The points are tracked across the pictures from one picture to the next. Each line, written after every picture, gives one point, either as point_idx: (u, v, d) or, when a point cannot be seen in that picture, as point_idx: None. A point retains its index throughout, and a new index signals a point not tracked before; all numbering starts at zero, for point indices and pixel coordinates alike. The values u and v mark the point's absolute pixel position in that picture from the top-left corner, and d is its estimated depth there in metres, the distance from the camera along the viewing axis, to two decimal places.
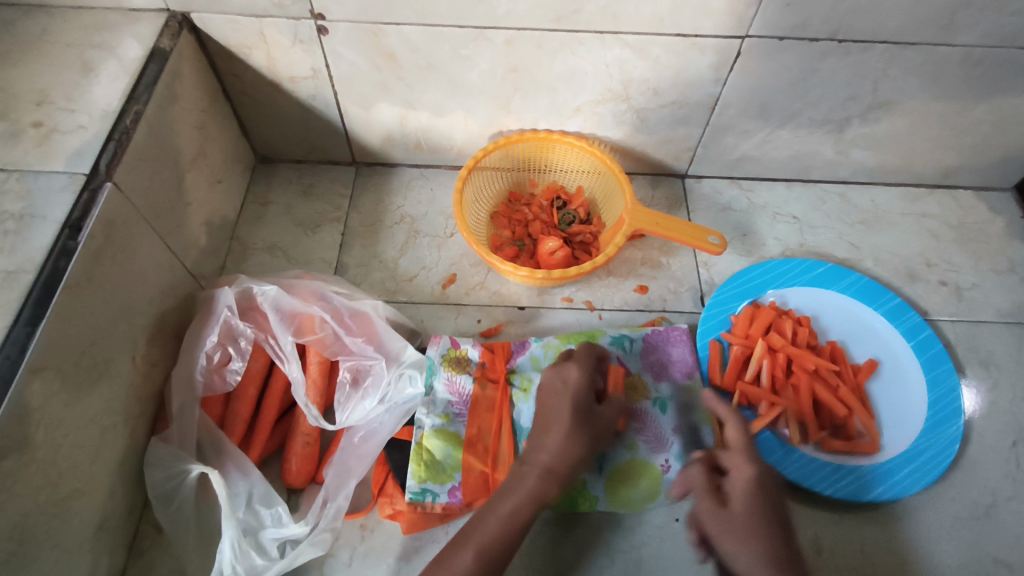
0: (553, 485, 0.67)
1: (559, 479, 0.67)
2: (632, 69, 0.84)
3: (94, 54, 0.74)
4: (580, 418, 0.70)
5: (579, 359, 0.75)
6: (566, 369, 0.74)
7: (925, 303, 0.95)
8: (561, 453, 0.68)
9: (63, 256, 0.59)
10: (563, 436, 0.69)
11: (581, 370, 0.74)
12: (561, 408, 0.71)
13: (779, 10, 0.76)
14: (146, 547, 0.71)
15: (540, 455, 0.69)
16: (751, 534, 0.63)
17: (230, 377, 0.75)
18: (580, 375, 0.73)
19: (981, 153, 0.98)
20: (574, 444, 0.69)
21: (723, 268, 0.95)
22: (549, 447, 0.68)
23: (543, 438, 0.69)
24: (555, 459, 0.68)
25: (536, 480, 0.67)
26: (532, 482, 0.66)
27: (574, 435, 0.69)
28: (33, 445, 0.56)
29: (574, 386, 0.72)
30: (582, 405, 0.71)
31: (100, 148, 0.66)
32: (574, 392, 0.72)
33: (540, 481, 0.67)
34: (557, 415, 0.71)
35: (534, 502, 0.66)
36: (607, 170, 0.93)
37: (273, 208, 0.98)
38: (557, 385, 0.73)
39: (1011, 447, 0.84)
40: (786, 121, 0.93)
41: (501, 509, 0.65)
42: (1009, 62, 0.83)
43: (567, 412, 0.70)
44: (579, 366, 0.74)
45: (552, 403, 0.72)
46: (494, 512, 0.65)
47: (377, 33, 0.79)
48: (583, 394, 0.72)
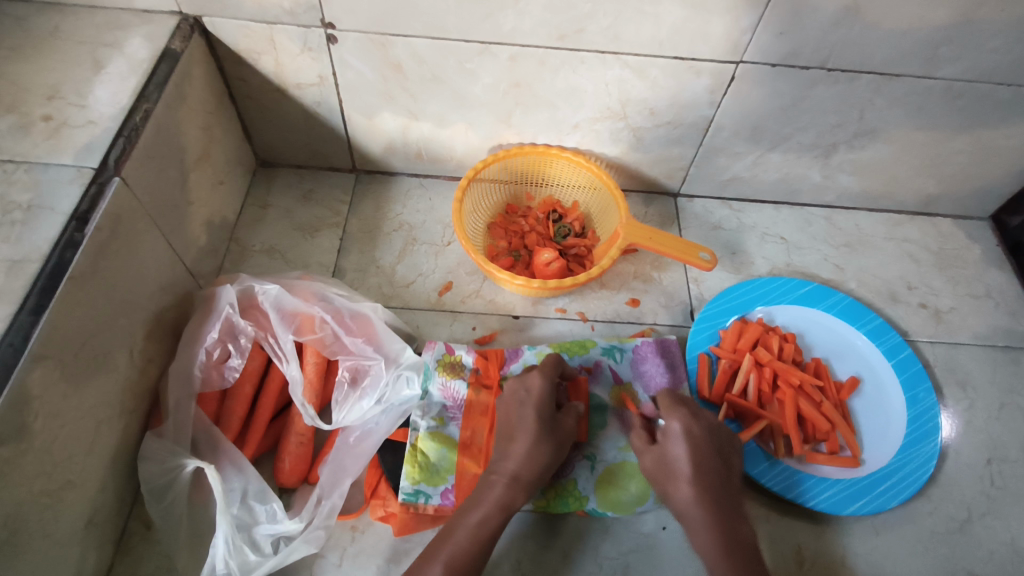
0: (521, 494, 0.70)
1: (526, 485, 0.70)
2: (630, 89, 0.87)
3: (105, 52, 0.75)
4: (546, 428, 0.73)
5: (543, 368, 0.78)
6: (530, 378, 0.77)
7: (905, 324, 0.98)
8: (530, 470, 0.71)
9: (69, 247, 0.60)
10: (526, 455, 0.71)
11: (544, 379, 0.76)
12: (525, 416, 0.74)
13: (772, 38, 0.80)
14: (134, 543, 0.71)
15: (506, 463, 0.71)
16: (684, 478, 0.72)
17: (229, 374, 0.76)
18: (543, 385, 0.76)
19: (960, 182, 1.03)
20: (543, 460, 0.71)
21: (713, 284, 0.98)
22: (515, 455, 0.71)
23: (508, 446, 0.72)
24: (524, 472, 0.71)
25: (508, 494, 0.69)
26: (500, 491, 0.69)
27: (543, 451, 0.72)
28: (31, 433, 0.56)
29: (536, 395, 0.75)
30: (545, 416, 0.74)
31: (109, 143, 0.67)
32: (537, 402, 0.75)
33: (508, 490, 0.69)
34: (519, 424, 0.73)
35: (502, 508, 0.68)
36: (603, 186, 0.96)
37: (272, 211, 0.99)
38: (520, 394, 0.76)
39: (986, 465, 0.87)
40: (775, 145, 0.96)
41: (471, 520, 0.68)
42: (988, 97, 0.87)
43: (531, 421, 0.73)
44: (541, 375, 0.77)
45: (516, 413, 0.75)
46: (463, 522, 0.68)
47: (385, 44, 0.82)
48: (546, 403, 0.75)
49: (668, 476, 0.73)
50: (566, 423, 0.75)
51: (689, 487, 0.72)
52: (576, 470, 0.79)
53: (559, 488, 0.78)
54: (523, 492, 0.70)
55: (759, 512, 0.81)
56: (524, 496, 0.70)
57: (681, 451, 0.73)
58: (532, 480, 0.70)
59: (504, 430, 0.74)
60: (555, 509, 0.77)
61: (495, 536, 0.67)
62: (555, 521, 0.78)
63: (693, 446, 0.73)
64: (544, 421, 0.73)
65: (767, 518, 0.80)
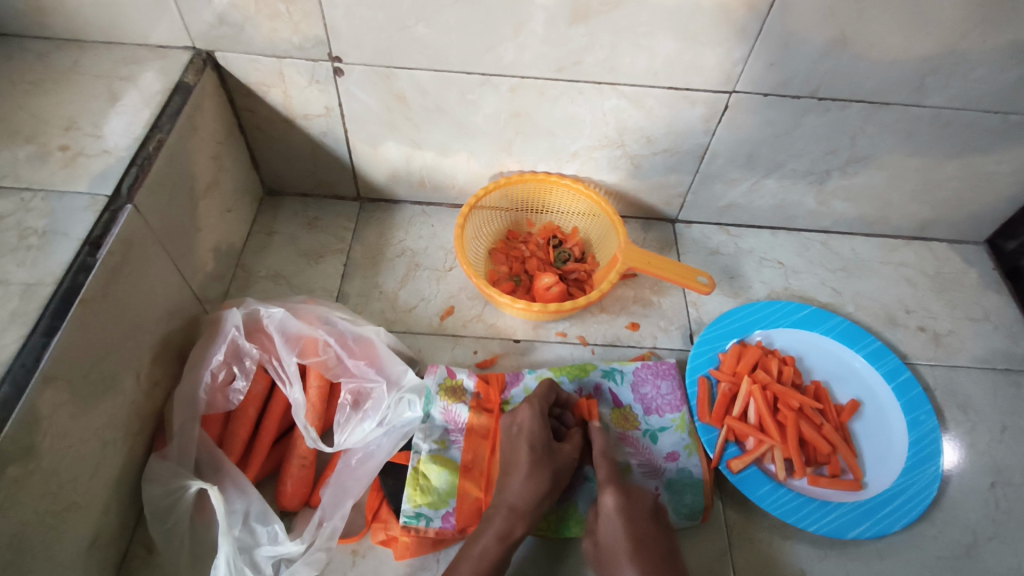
0: (517, 520, 0.70)
1: (525, 517, 0.70)
2: (627, 118, 0.90)
3: (121, 85, 0.78)
4: (539, 456, 0.74)
5: (533, 399, 0.79)
6: (521, 412, 0.78)
7: (905, 347, 0.98)
8: (527, 493, 0.71)
9: (82, 271, 0.62)
10: (523, 476, 0.72)
11: (534, 412, 0.77)
12: (521, 450, 0.75)
13: (763, 70, 0.83)
14: (136, 567, 0.71)
15: (505, 495, 0.72)
16: (625, 557, 0.70)
17: (233, 397, 0.77)
18: (533, 418, 0.77)
19: (954, 208, 1.04)
20: (534, 482, 0.72)
21: (712, 308, 0.99)
22: (512, 487, 0.72)
23: (505, 479, 0.73)
24: (517, 496, 0.71)
25: (502, 518, 0.70)
26: (499, 521, 0.70)
27: (534, 474, 0.73)
28: (38, 453, 0.57)
29: (530, 427, 0.76)
30: (541, 446, 0.75)
31: (123, 172, 0.70)
32: (529, 434, 0.76)
33: (506, 519, 0.70)
34: (514, 458, 0.75)
35: (500, 537, 0.69)
36: (602, 213, 0.98)
37: (278, 238, 1.02)
38: (513, 430, 0.77)
39: (989, 488, 0.86)
40: (770, 171, 0.99)
41: (473, 552, 0.68)
42: (976, 124, 0.90)
43: (523, 454, 0.74)
44: (531, 408, 0.78)
45: (511, 444, 0.76)
46: (466, 554, 0.68)
47: (389, 76, 0.85)
48: (538, 434, 0.75)
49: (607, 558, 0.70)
50: (563, 451, 0.76)
51: (632, 567, 0.69)
52: (578, 494, 0.80)
53: (559, 512, 0.78)
54: (522, 522, 0.70)
55: (762, 535, 0.80)
56: (521, 520, 0.70)
57: (613, 529, 0.72)
58: (528, 507, 0.71)
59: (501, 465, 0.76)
60: (555, 533, 0.77)
61: (491, 563, 0.67)
62: (554, 546, 0.78)
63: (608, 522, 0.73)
64: (539, 451, 0.74)
65: (769, 542, 0.80)
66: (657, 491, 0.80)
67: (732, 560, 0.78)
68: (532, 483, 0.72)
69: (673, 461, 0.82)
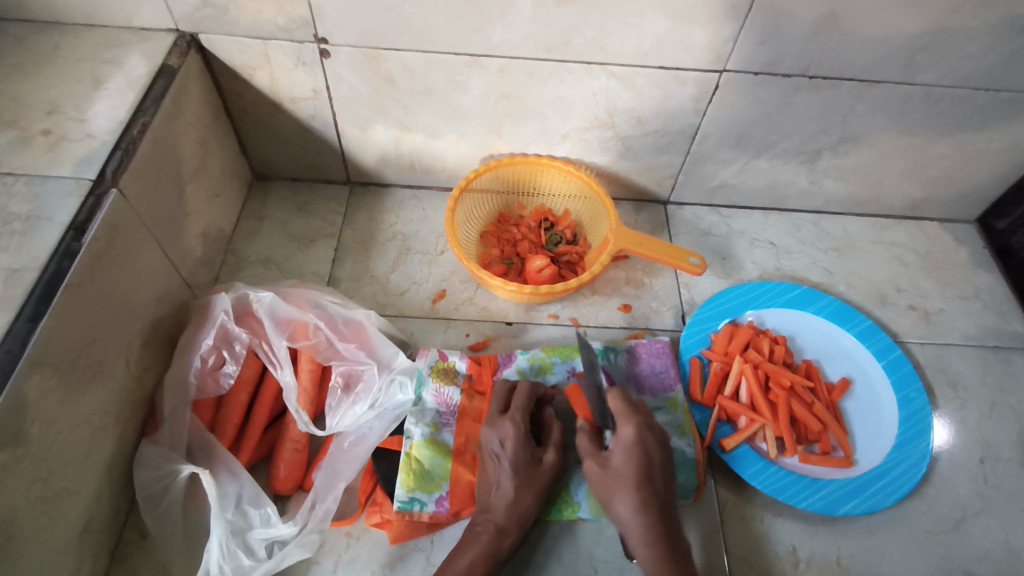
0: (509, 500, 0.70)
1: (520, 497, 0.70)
2: (617, 99, 0.89)
3: (104, 68, 0.77)
4: (522, 477, 0.72)
5: (515, 417, 0.76)
6: (501, 427, 0.76)
7: (895, 326, 0.99)
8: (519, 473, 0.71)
9: (67, 256, 0.61)
10: (508, 499, 0.71)
11: (516, 429, 0.75)
12: (503, 470, 0.73)
13: (754, 47, 0.82)
14: (130, 552, 0.72)
15: (490, 514, 0.71)
16: (627, 487, 0.72)
17: (224, 381, 0.77)
18: (515, 437, 0.74)
19: (945, 186, 1.04)
20: (520, 503, 0.71)
21: (704, 289, 0.99)
22: (498, 505, 0.71)
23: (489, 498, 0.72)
24: (504, 517, 0.70)
25: (489, 538, 0.69)
26: (484, 539, 0.69)
27: (520, 494, 0.71)
28: (27, 439, 0.57)
29: (511, 447, 0.73)
30: (522, 467, 0.73)
31: (107, 156, 0.69)
32: (512, 454, 0.73)
33: (493, 536, 0.69)
34: (497, 479, 0.73)
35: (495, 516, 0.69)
36: (594, 194, 0.98)
37: (268, 223, 1.01)
38: (494, 448, 0.74)
39: (978, 464, 0.87)
40: (761, 151, 0.98)
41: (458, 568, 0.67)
42: (967, 102, 0.89)
43: (508, 474, 0.72)
44: (513, 424, 0.75)
45: (492, 464, 0.74)
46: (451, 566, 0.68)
47: (377, 58, 0.84)
48: (520, 454, 0.73)
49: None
50: (546, 465, 0.74)
51: (631, 498, 0.71)
52: (569, 476, 0.80)
53: (552, 493, 0.79)
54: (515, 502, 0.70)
55: (753, 512, 0.81)
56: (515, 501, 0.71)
57: (625, 459, 0.73)
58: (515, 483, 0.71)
59: (483, 483, 0.74)
60: (548, 515, 0.78)
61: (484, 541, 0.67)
62: (548, 526, 0.78)
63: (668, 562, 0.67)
64: (520, 476, 0.72)
65: (761, 520, 0.81)
66: None
67: (723, 537, 0.79)
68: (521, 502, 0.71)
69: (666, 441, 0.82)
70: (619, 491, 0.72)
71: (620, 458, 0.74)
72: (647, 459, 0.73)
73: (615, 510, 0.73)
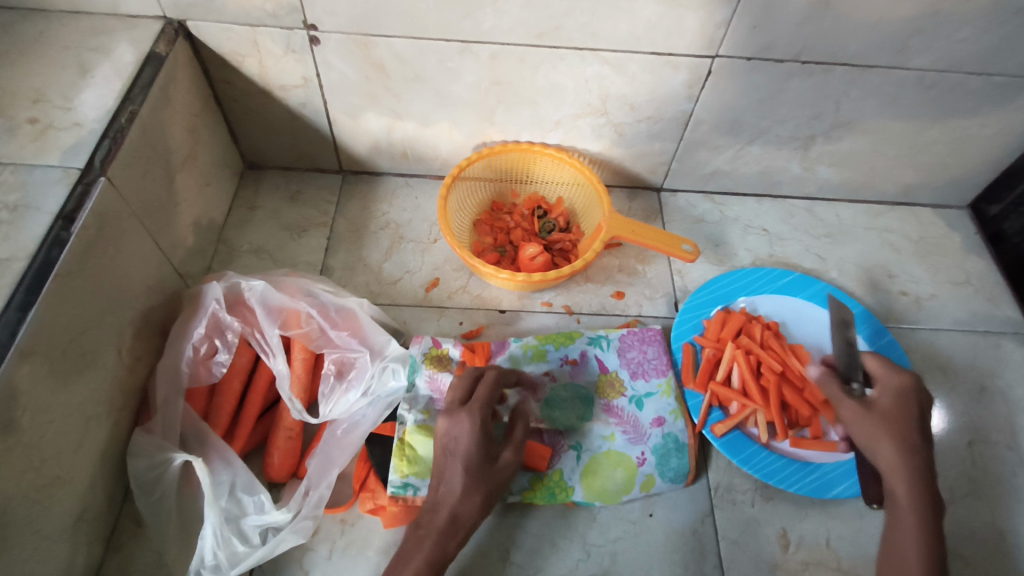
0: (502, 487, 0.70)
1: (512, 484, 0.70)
2: (610, 85, 0.89)
3: (90, 56, 0.76)
4: (472, 479, 0.68)
5: (473, 410, 0.70)
6: (459, 422, 0.70)
7: (887, 311, 0.99)
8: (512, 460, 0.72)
9: (56, 246, 0.61)
10: (456, 500, 0.68)
11: (472, 428, 0.69)
12: (455, 469, 0.69)
13: (746, 33, 0.82)
14: (125, 540, 0.72)
15: (438, 514, 0.68)
16: (887, 434, 0.71)
17: (217, 369, 0.77)
18: (471, 436, 0.69)
19: (937, 172, 1.04)
20: (468, 504, 0.68)
21: (697, 276, 0.99)
22: (445, 504, 0.68)
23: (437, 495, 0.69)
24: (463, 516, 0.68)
25: (432, 542, 0.66)
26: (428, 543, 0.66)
27: (468, 496, 0.68)
28: (19, 428, 0.57)
29: (465, 447, 0.69)
30: (473, 469, 0.68)
31: (95, 145, 0.68)
32: (465, 454, 0.69)
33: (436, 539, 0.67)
34: (448, 477, 0.69)
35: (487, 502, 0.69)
36: (587, 181, 0.97)
37: (260, 212, 1.01)
38: (450, 445, 0.70)
39: (967, 447, 0.88)
40: (754, 137, 0.98)
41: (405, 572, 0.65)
42: (959, 87, 0.89)
43: (458, 476, 0.68)
44: (470, 422, 0.70)
45: (442, 461, 0.70)
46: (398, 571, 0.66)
47: (367, 44, 0.83)
48: (473, 454, 0.69)
49: (897, 479, 0.69)
50: (503, 463, 0.70)
51: (893, 445, 0.70)
52: (564, 461, 0.80)
53: (548, 479, 0.78)
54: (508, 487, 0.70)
55: (745, 496, 0.82)
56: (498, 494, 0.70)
57: (890, 407, 0.73)
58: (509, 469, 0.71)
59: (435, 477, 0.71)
60: (542, 500, 0.78)
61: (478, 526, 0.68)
62: (541, 511, 0.79)
63: (929, 512, 0.66)
64: (474, 473, 0.68)
65: (752, 503, 0.81)
66: (642, 456, 0.80)
67: (714, 520, 0.80)
68: (466, 505, 0.68)
69: (659, 425, 0.82)
70: (881, 436, 0.71)
71: (886, 399, 0.74)
72: (913, 402, 0.74)
73: (872, 457, 0.72)
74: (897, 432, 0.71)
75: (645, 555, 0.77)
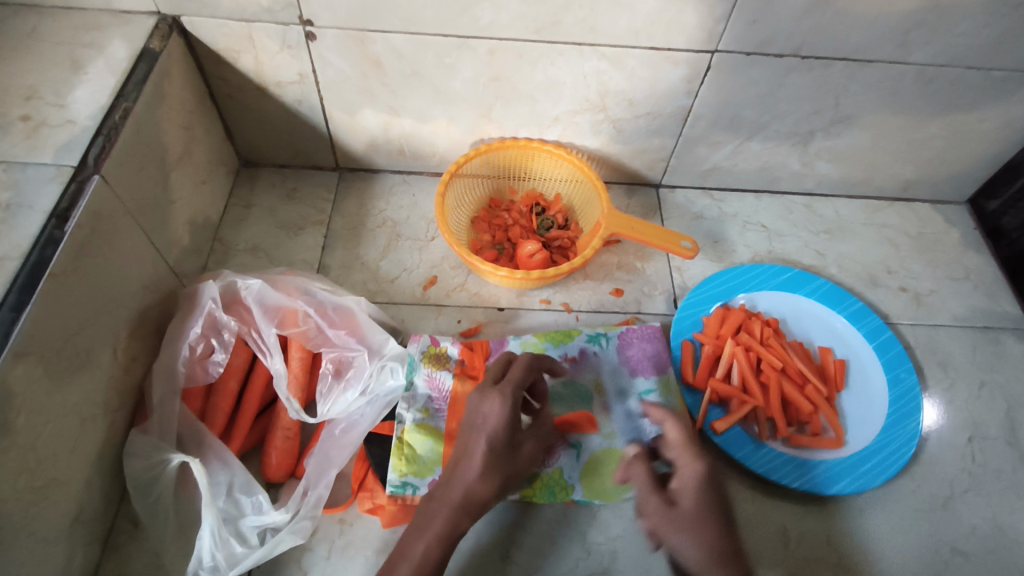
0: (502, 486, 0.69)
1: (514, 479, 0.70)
2: (608, 81, 0.88)
3: (84, 52, 0.75)
4: (494, 459, 0.69)
5: (505, 391, 0.71)
6: (486, 401, 0.71)
7: (886, 307, 0.99)
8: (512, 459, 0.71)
9: (50, 244, 0.60)
10: (475, 475, 0.68)
11: (502, 405, 0.70)
12: (478, 445, 0.70)
13: (745, 27, 0.81)
14: (122, 542, 0.71)
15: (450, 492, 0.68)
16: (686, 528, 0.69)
17: (213, 369, 0.76)
18: (500, 415, 0.70)
19: (936, 167, 1.04)
20: (486, 485, 0.69)
21: (696, 272, 0.99)
22: (462, 481, 0.68)
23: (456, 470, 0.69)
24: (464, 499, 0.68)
25: (444, 519, 0.66)
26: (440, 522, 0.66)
27: (487, 476, 0.69)
28: (13, 429, 0.56)
29: (492, 424, 0.70)
30: (497, 449, 0.70)
31: (88, 142, 0.68)
32: (491, 430, 0.70)
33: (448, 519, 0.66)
34: (468, 450, 0.70)
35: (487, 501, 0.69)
36: (585, 178, 0.97)
37: (256, 210, 1.00)
38: (476, 420, 0.71)
39: (967, 443, 0.88)
40: (753, 133, 0.98)
41: (414, 553, 0.65)
42: (958, 82, 0.89)
43: (480, 453, 0.69)
44: (500, 400, 0.70)
45: (468, 434, 0.71)
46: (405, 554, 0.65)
47: (364, 40, 0.82)
48: (500, 434, 0.70)
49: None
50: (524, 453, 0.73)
51: (688, 540, 0.68)
52: (563, 459, 0.79)
53: (546, 477, 0.78)
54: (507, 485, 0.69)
55: (745, 493, 0.82)
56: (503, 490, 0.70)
57: (690, 498, 0.70)
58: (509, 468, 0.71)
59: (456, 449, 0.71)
60: (541, 499, 0.78)
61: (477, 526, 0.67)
62: (541, 510, 0.79)
63: None
64: (496, 455, 0.69)
65: (752, 500, 0.81)
66: None
67: None
68: (483, 485, 0.69)
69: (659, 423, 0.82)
70: (679, 531, 0.69)
71: (688, 492, 0.71)
72: (714, 492, 0.71)
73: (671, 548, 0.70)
74: (701, 534, 0.68)
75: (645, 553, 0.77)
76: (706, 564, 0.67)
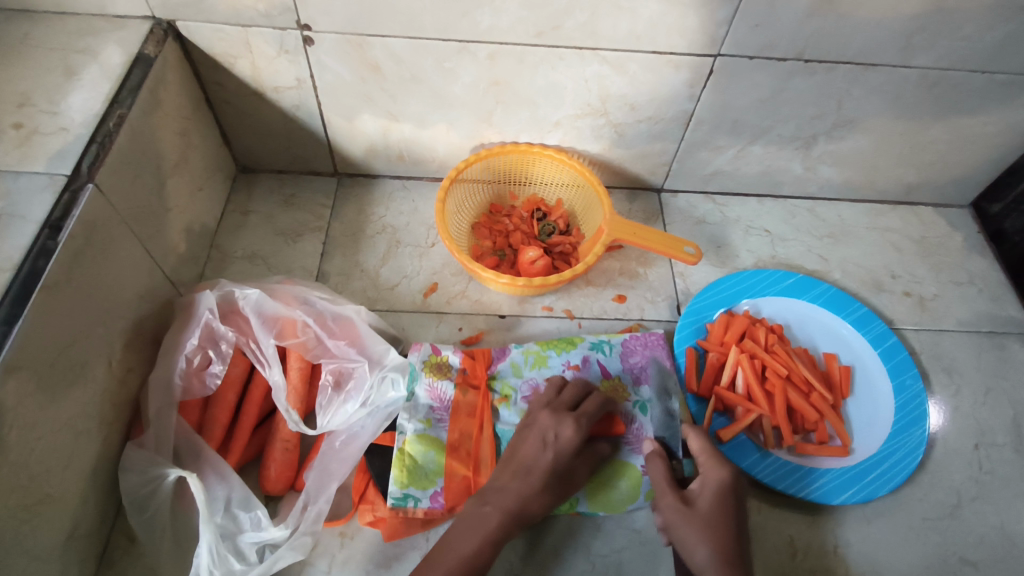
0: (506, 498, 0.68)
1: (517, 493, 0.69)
2: (610, 85, 0.87)
3: (77, 58, 0.74)
4: (554, 477, 0.70)
5: (581, 419, 0.74)
6: (562, 425, 0.74)
7: (890, 312, 0.98)
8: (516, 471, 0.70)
9: (42, 256, 0.59)
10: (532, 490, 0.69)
11: (576, 430, 0.73)
12: (542, 463, 0.71)
13: (748, 31, 0.80)
14: (118, 557, 0.70)
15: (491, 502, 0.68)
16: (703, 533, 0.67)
17: (211, 381, 0.75)
18: (573, 438, 0.72)
19: (939, 171, 1.03)
20: (541, 499, 0.69)
21: (699, 278, 0.98)
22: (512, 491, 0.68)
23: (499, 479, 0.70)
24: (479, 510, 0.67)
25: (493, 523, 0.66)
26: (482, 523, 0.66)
27: (543, 492, 0.69)
28: (5, 446, 0.55)
29: (565, 444, 0.72)
30: (557, 470, 0.71)
31: (82, 150, 0.66)
32: (558, 451, 0.72)
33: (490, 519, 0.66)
34: (530, 464, 0.71)
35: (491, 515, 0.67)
36: (587, 183, 0.96)
37: (253, 217, 0.98)
38: (544, 438, 0.72)
39: (973, 449, 0.87)
40: (756, 137, 0.97)
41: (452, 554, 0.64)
42: (962, 85, 0.88)
43: (542, 469, 0.70)
44: (574, 427, 0.73)
45: (532, 452, 0.72)
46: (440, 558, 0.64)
47: (362, 45, 0.81)
48: (564, 456, 0.72)
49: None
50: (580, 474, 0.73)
51: (704, 547, 0.66)
52: None
53: None
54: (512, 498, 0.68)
55: (751, 503, 0.80)
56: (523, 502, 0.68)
57: (709, 505, 0.69)
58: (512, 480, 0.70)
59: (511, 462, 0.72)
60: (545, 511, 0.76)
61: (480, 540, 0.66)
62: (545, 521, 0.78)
63: None
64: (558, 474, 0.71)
65: (758, 510, 0.80)
66: None
67: None
68: (534, 502, 0.69)
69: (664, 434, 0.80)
70: (697, 535, 0.67)
71: (706, 499, 0.70)
72: (732, 500, 0.70)
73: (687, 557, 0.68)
74: (718, 536, 0.67)
75: (651, 565, 0.76)
76: (714, 566, 0.65)
